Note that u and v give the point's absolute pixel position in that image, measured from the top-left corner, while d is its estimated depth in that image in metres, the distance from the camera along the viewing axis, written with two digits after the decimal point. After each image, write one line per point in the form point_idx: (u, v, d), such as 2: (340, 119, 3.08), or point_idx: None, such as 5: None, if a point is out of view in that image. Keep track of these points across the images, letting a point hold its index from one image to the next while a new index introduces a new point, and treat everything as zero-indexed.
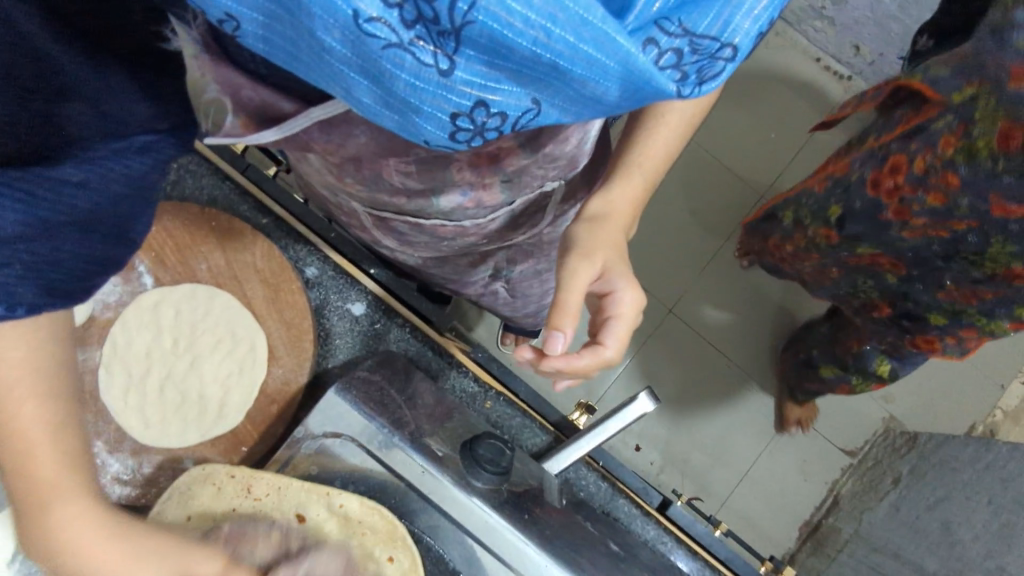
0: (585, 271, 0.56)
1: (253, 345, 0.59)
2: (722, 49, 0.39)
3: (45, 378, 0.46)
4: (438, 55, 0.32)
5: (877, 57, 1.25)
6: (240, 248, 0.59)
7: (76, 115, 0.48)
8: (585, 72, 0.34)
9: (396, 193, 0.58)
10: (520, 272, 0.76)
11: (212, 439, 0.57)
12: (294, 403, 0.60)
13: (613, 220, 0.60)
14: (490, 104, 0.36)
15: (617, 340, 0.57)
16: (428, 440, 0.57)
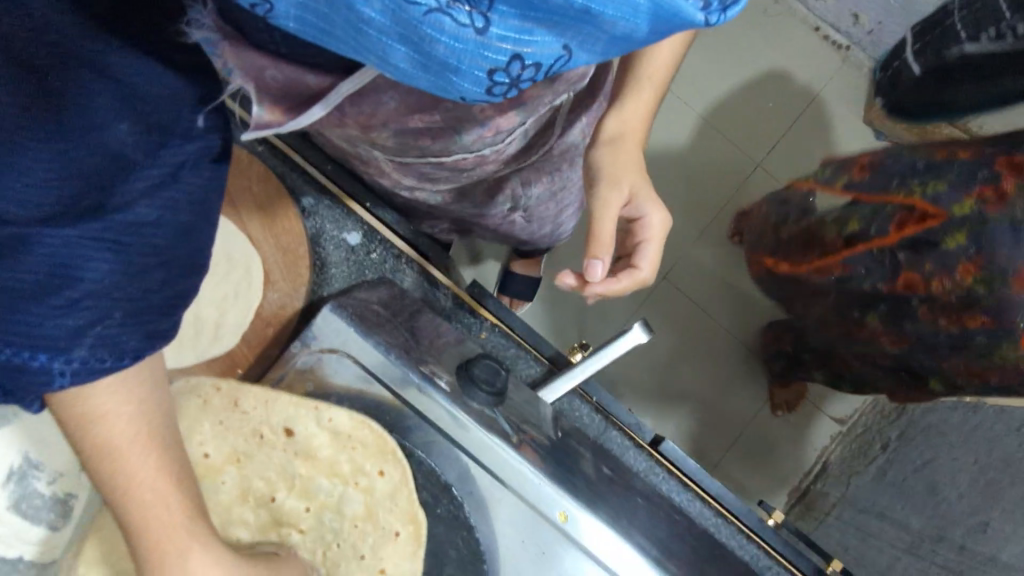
0: (615, 198, 0.50)
1: (249, 269, 0.58)
2: None
3: (143, 397, 0.41)
4: (474, 12, 0.27)
5: (875, 25, 1.42)
6: (236, 173, 0.59)
7: (124, 136, 0.39)
8: (617, 13, 0.28)
9: (420, 134, 0.48)
10: (537, 198, 0.69)
11: (208, 360, 0.56)
12: (289, 329, 0.57)
13: (633, 137, 0.52)
14: (524, 56, 0.29)
15: (651, 261, 0.52)
16: (435, 375, 0.52)
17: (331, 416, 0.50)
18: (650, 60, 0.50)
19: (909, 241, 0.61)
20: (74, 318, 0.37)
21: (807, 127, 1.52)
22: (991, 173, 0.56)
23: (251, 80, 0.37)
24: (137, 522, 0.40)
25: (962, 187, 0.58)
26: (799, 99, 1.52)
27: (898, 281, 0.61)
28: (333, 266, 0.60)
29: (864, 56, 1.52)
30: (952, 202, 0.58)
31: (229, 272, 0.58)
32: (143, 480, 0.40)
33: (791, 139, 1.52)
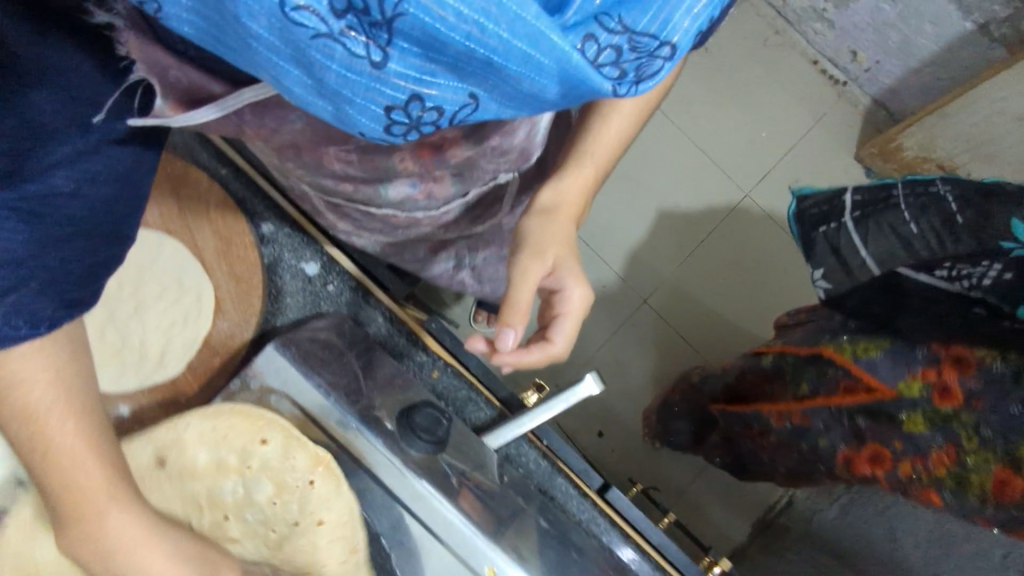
0: (535, 269, 0.50)
1: (199, 295, 0.57)
2: (661, 48, 0.34)
3: (64, 365, 0.42)
4: (371, 46, 0.28)
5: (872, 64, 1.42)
6: (194, 197, 0.58)
7: (41, 103, 0.42)
8: (519, 69, 0.30)
9: (344, 180, 0.51)
10: (484, 259, 0.69)
11: (150, 386, 0.55)
12: (237, 359, 0.57)
13: (566, 212, 0.53)
14: (424, 98, 0.31)
15: (566, 336, 0.52)
16: (381, 418, 0.52)
17: (265, 442, 0.46)
18: (592, 144, 0.54)
19: (872, 421, 0.61)
20: (1, 278, 0.40)
21: (799, 159, 1.51)
22: (930, 354, 0.58)
23: (155, 77, 0.38)
24: (56, 486, 0.41)
25: (902, 366, 0.60)
26: (793, 132, 1.52)
27: (863, 449, 0.62)
28: (288, 295, 0.60)
29: (860, 92, 1.51)
30: (895, 380, 0.60)
31: (178, 298, 0.57)
32: (60, 445, 0.40)
33: (782, 170, 1.51)
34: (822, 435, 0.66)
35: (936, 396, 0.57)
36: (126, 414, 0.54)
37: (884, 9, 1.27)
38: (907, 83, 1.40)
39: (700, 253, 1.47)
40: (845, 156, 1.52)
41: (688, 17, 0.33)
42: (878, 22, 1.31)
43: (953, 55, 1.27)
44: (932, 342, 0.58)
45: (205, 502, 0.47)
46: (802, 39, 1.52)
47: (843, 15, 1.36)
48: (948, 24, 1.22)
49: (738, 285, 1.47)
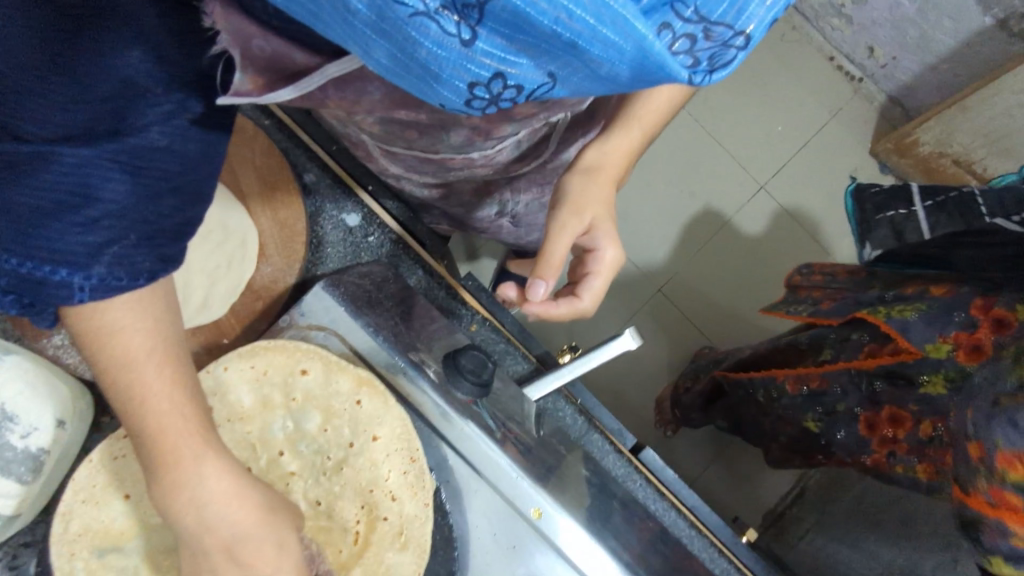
0: (574, 225, 0.51)
1: (245, 241, 0.58)
2: (736, 38, 0.31)
3: (159, 316, 0.41)
4: (461, 25, 0.28)
5: (889, 60, 1.44)
6: (242, 143, 0.59)
7: (136, 62, 0.38)
8: (600, 55, 0.28)
9: (407, 128, 0.52)
10: (525, 206, 0.72)
11: (194, 328, 0.55)
12: (280, 303, 0.57)
13: (606, 173, 0.54)
14: (506, 77, 0.30)
15: (594, 295, 0.53)
16: (424, 364, 0.53)
17: (304, 373, 0.45)
18: (641, 110, 0.54)
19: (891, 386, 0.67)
20: (92, 236, 0.37)
21: (815, 152, 1.52)
22: (965, 319, 0.61)
23: (237, 49, 0.38)
24: (151, 433, 0.40)
25: (934, 329, 0.63)
26: (810, 125, 1.53)
27: (882, 411, 0.68)
28: (329, 245, 0.60)
29: (876, 89, 1.53)
30: (924, 342, 0.63)
31: (224, 244, 0.58)
32: (157, 391, 0.40)
33: (798, 163, 1.52)
34: (840, 399, 0.71)
35: (962, 355, 0.61)
36: None
37: (903, 4, 1.28)
38: (923, 79, 1.41)
39: (715, 242, 1.48)
40: (860, 151, 1.53)
41: (765, 5, 0.31)
42: (897, 17, 1.32)
43: (971, 49, 1.27)
44: (968, 306, 0.62)
45: (256, 441, 0.45)
46: (817, 35, 1.54)
47: (861, 11, 1.37)
48: (967, 20, 1.23)
49: (753, 275, 1.48)
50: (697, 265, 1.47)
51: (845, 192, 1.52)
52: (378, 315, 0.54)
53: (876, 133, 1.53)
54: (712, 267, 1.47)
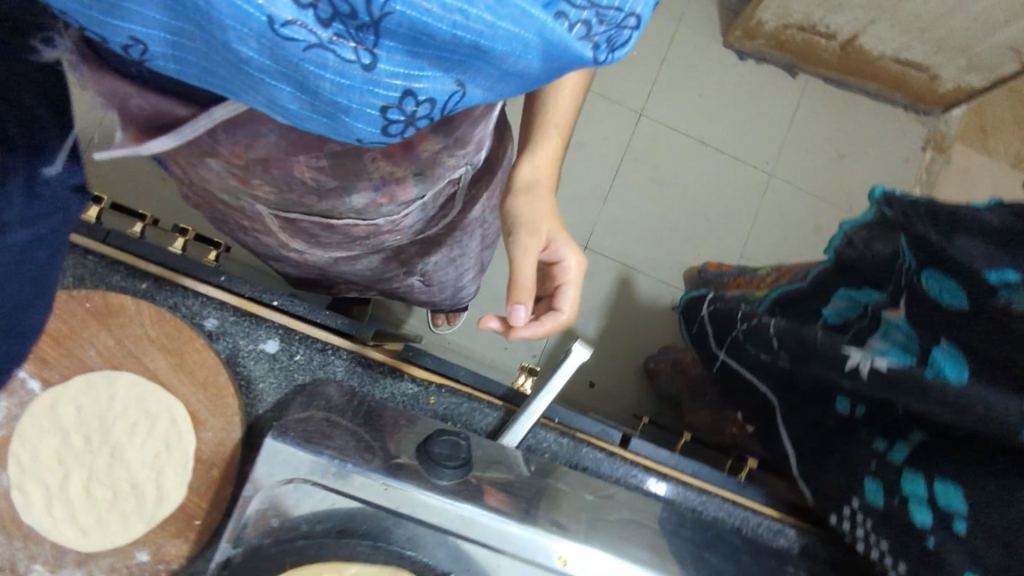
0: (534, 243, 0.58)
1: (173, 416, 0.54)
2: (625, 18, 0.33)
3: None
4: (361, 50, 0.29)
5: None
6: (126, 322, 0.55)
7: None
8: (505, 49, 0.31)
9: (304, 193, 0.54)
10: (436, 264, 0.84)
11: (160, 523, 0.53)
12: (235, 461, 0.55)
13: (543, 185, 0.62)
14: (417, 93, 0.33)
15: (571, 304, 0.61)
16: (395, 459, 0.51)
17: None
18: (551, 116, 0.64)
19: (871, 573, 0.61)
20: None
21: (675, 66, 1.60)
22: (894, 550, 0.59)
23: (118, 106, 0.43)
24: None
25: None
26: (661, 40, 1.60)
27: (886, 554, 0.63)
28: (259, 380, 0.58)
29: None
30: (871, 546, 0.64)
31: (149, 429, 0.54)
32: None
33: (663, 82, 1.59)
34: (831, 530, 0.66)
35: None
36: (146, 557, 0.53)
37: None
38: None
39: (621, 183, 1.54)
40: (714, 48, 1.62)
41: None
42: None
43: None
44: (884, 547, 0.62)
45: None
46: None
47: None
48: None
49: (664, 198, 1.56)
50: (611, 201, 1.53)
51: (711, 88, 1.61)
52: (353, 436, 0.52)
53: (721, 27, 1.63)
54: (625, 200, 1.54)
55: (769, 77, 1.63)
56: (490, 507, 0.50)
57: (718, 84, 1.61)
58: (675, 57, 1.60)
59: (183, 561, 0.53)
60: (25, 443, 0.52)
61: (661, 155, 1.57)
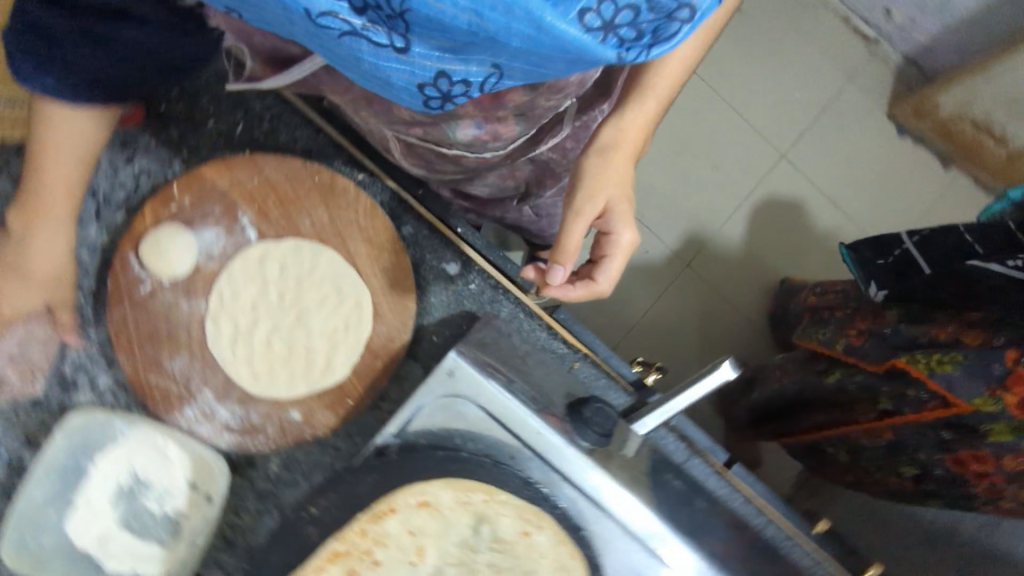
0: (589, 210, 0.55)
1: (358, 303, 0.59)
2: (680, 9, 0.33)
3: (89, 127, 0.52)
4: (392, 36, 0.35)
5: (908, 22, 1.43)
6: (343, 206, 0.60)
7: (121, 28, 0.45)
8: (523, 45, 0.33)
9: (410, 124, 0.56)
10: (547, 200, 0.80)
11: (319, 392, 0.58)
12: (397, 360, 0.59)
13: (623, 149, 0.57)
14: (449, 75, 0.37)
15: (609, 277, 0.58)
16: (552, 414, 0.53)
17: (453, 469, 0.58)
18: (653, 79, 0.57)
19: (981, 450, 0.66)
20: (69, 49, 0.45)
21: (830, 115, 1.53)
22: (1002, 370, 0.62)
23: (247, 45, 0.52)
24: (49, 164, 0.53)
25: (979, 380, 0.64)
26: (824, 85, 1.53)
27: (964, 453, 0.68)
28: (432, 294, 0.61)
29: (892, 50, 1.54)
30: (970, 394, 0.65)
31: (338, 305, 0.59)
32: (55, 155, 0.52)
33: (797, 106, 1.53)
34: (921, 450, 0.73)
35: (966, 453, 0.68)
36: (297, 417, 0.58)
37: None
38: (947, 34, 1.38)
39: (740, 214, 1.50)
40: (876, 117, 1.54)
41: None
42: None
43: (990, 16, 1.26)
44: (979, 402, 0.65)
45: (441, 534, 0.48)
46: None
47: None
48: None
49: (751, 216, 1.50)
50: (726, 228, 1.49)
51: (856, 139, 1.53)
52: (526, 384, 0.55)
53: (891, 94, 1.54)
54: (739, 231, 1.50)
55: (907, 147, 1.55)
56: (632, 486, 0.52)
57: (871, 140, 1.53)
58: (829, 103, 1.53)
59: (327, 431, 0.58)
60: (231, 279, 0.58)
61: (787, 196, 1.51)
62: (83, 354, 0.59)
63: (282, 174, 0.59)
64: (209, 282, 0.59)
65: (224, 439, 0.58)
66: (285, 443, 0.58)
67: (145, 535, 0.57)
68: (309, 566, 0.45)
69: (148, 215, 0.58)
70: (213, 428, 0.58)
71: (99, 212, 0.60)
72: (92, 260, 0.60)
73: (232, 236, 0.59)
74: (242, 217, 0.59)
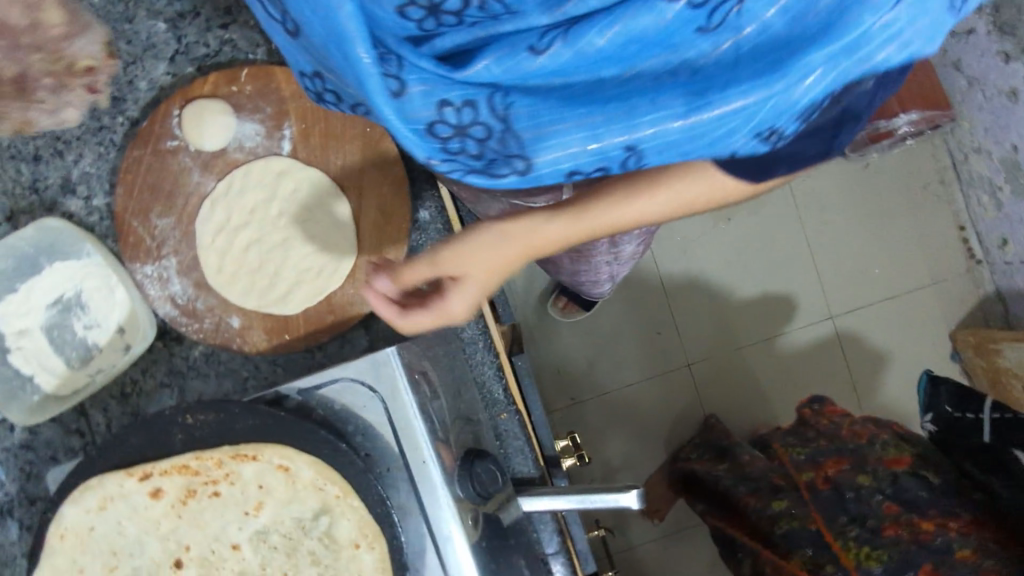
0: (432, 263, 0.54)
1: (340, 256, 0.60)
2: (518, 159, 0.42)
3: None
4: (281, 20, 0.39)
5: (1016, 261, 1.35)
6: (377, 165, 0.60)
7: None
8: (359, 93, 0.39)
9: None
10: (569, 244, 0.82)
11: (265, 313, 0.59)
12: (347, 325, 0.60)
13: (516, 246, 0.52)
14: (321, 78, 0.44)
15: (419, 325, 0.54)
16: (445, 453, 0.52)
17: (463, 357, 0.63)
18: (598, 213, 0.49)
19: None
20: None
21: (900, 307, 1.44)
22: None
23: None
24: None
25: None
26: (908, 277, 1.44)
27: None
28: None
29: (990, 277, 1.43)
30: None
31: (326, 249, 0.61)
32: None
33: (878, 281, 1.44)
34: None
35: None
36: (235, 325, 0.59)
37: None
38: None
39: (757, 351, 1.42)
40: (941, 331, 1.44)
41: (552, 154, 0.41)
42: None
43: None
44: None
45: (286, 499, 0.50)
46: (961, 203, 1.44)
47: (1017, 205, 1.28)
48: None
49: (764, 358, 1.42)
50: (742, 357, 1.42)
51: (911, 343, 1.43)
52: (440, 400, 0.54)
53: (967, 320, 1.44)
54: (752, 367, 1.42)
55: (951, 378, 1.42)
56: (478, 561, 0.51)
57: (925, 352, 1.43)
58: (906, 295, 1.44)
59: (254, 352, 0.59)
60: (245, 177, 0.60)
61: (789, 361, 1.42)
62: (93, 170, 0.61)
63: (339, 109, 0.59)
64: (227, 168, 0.60)
65: (164, 310, 0.59)
66: (212, 342, 0.59)
67: (58, 349, 0.60)
68: (157, 464, 0.49)
69: (209, 81, 0.59)
70: (161, 295, 0.59)
71: (174, 56, 0.62)
72: (146, 93, 0.62)
73: (268, 139, 0.60)
74: (286, 127, 0.60)
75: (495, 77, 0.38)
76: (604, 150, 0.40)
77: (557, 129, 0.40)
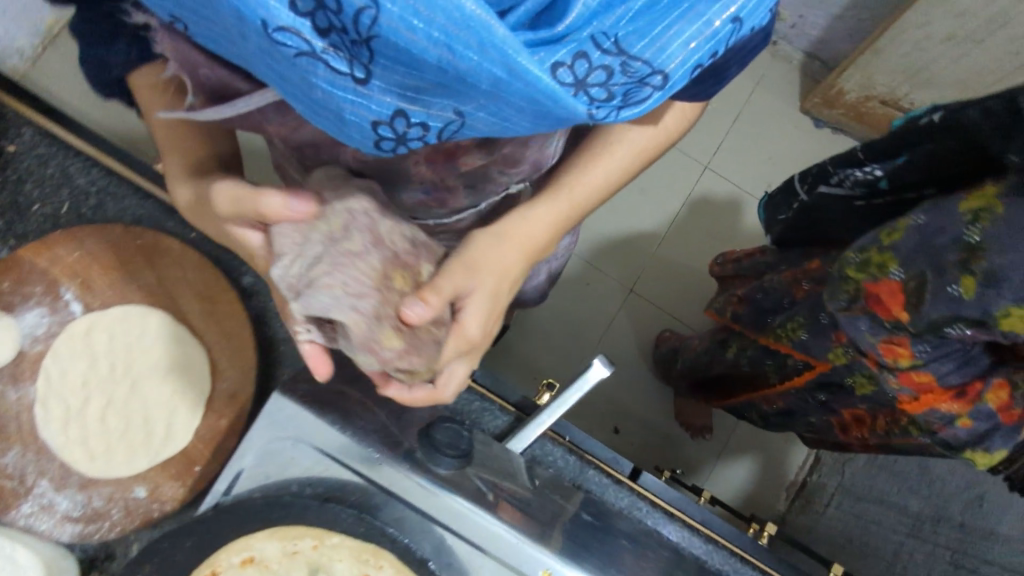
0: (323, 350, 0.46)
1: (195, 361, 0.57)
2: (650, 76, 0.40)
3: None
4: (355, 64, 0.33)
5: (797, 19, 1.43)
6: (170, 263, 0.58)
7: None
8: (490, 88, 0.34)
9: None
10: None
11: (162, 461, 0.54)
12: (245, 415, 0.56)
13: (514, 238, 0.51)
14: (407, 114, 0.36)
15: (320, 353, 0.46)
16: (400, 444, 0.49)
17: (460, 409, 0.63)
18: (571, 182, 0.54)
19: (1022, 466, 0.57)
20: None
21: (747, 121, 1.51)
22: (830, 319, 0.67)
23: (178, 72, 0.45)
24: None
25: (823, 335, 0.68)
26: (734, 94, 1.52)
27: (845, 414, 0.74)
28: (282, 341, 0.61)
29: (790, 48, 1.53)
30: (825, 352, 0.68)
31: (178, 366, 0.57)
32: None
33: (713, 117, 1.51)
34: (807, 413, 0.79)
35: (880, 343, 0.57)
36: (143, 494, 0.53)
37: None
38: (838, 23, 1.39)
39: (675, 235, 1.45)
40: (791, 113, 1.53)
41: (679, 49, 0.40)
42: None
43: None
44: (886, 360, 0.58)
45: None
46: None
47: None
48: None
49: (687, 241, 1.45)
50: (670, 250, 1.44)
51: (777, 139, 1.51)
52: (369, 412, 0.52)
53: (802, 90, 1.53)
54: (681, 249, 1.44)
55: (826, 146, 1.51)
56: (497, 517, 0.47)
57: (790, 136, 1.51)
58: (745, 109, 1.52)
59: (177, 504, 0.53)
60: (58, 359, 0.56)
61: (705, 230, 1.45)
62: None
63: (104, 245, 0.57)
64: (36, 367, 0.56)
65: (68, 533, 0.52)
66: (133, 528, 0.53)
67: None
68: None
69: None
70: (51, 524, 0.52)
71: None
72: None
73: (56, 315, 0.57)
74: (66, 294, 0.57)
75: (590, 16, 0.37)
76: (713, 32, 0.41)
77: (670, 32, 0.39)
